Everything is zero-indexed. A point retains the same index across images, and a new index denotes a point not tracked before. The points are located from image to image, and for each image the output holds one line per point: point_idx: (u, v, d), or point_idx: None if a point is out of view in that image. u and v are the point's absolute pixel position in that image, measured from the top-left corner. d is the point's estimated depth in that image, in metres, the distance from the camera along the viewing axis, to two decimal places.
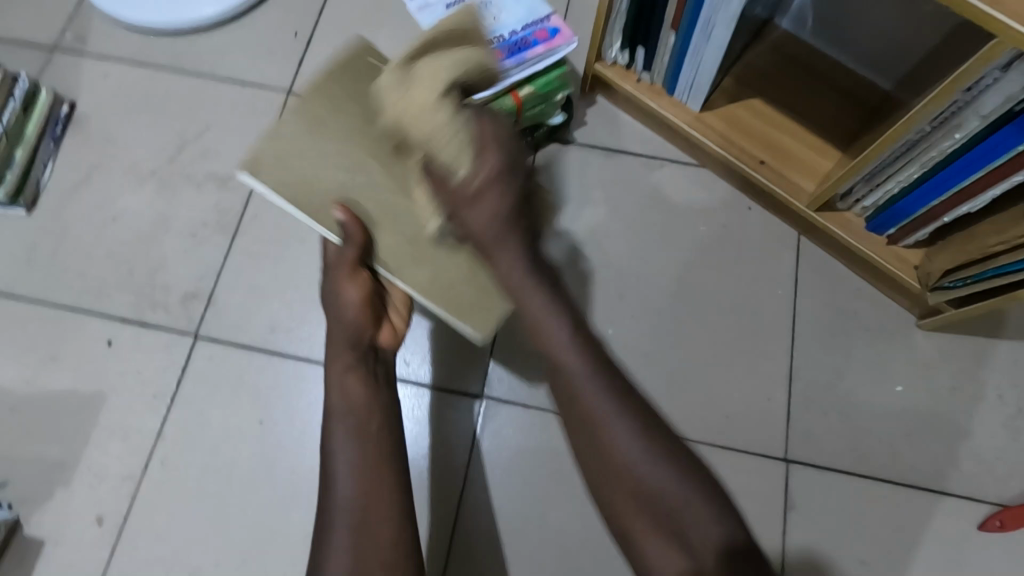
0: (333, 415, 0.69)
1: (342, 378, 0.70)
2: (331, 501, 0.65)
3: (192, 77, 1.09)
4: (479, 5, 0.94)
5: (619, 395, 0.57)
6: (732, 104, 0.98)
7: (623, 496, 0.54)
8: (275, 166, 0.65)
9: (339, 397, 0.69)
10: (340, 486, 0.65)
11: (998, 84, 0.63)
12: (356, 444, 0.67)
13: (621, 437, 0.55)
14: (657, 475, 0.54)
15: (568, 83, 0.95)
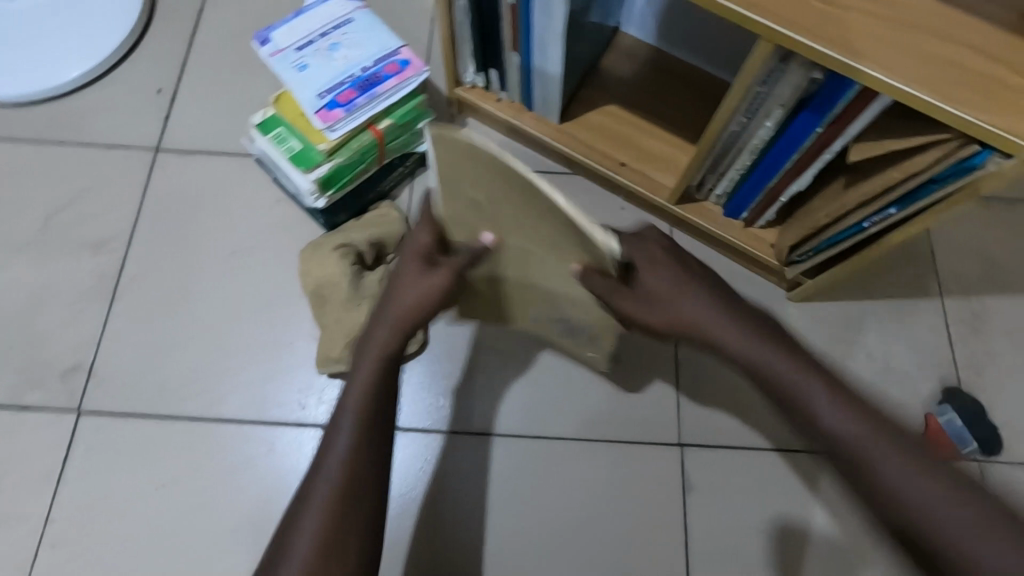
0: (337, 423, 0.62)
1: (367, 387, 0.64)
2: (317, 481, 0.59)
3: (54, 145, 1.07)
4: (327, 47, 0.95)
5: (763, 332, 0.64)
6: (591, 112, 1.02)
7: (866, 476, 0.56)
8: (451, 153, 0.61)
9: (349, 412, 0.62)
10: (313, 505, 0.57)
11: (783, 76, 0.67)
12: (342, 455, 0.60)
13: (827, 415, 0.59)
14: (842, 424, 0.58)
15: (426, 111, 0.97)
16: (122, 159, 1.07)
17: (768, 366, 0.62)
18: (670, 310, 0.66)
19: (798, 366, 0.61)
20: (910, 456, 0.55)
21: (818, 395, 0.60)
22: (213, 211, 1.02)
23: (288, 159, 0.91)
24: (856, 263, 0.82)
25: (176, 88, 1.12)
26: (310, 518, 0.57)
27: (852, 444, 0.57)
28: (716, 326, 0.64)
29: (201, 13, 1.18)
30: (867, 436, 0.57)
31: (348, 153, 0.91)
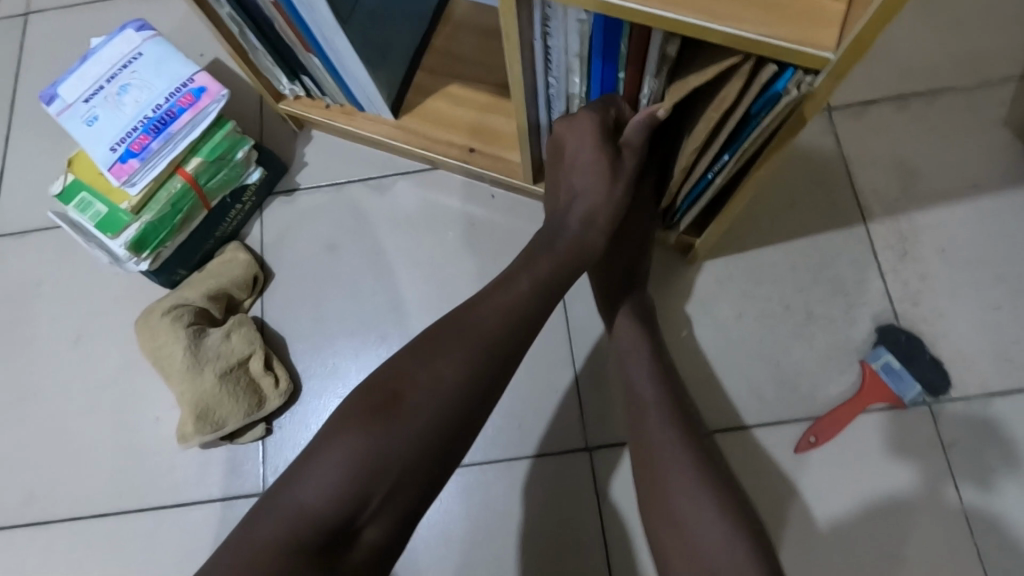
0: (494, 296, 0.58)
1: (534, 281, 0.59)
2: (415, 387, 0.52)
3: None
4: (117, 90, 0.83)
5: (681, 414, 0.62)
6: (428, 98, 0.90)
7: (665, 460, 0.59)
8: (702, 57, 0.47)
9: (526, 290, 0.58)
10: (451, 358, 0.53)
11: (559, 24, 0.55)
12: (492, 336, 0.55)
13: (657, 418, 0.62)
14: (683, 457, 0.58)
15: (241, 139, 0.87)
16: None
17: (644, 402, 0.64)
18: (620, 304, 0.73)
19: (683, 439, 0.60)
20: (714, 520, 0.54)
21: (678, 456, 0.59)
22: (60, 293, 0.95)
23: (94, 226, 0.81)
24: (729, 215, 0.71)
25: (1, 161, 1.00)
26: (430, 373, 0.53)
27: (676, 488, 0.57)
28: (643, 360, 0.67)
29: (15, 64, 1.05)
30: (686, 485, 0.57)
31: (157, 207, 0.82)
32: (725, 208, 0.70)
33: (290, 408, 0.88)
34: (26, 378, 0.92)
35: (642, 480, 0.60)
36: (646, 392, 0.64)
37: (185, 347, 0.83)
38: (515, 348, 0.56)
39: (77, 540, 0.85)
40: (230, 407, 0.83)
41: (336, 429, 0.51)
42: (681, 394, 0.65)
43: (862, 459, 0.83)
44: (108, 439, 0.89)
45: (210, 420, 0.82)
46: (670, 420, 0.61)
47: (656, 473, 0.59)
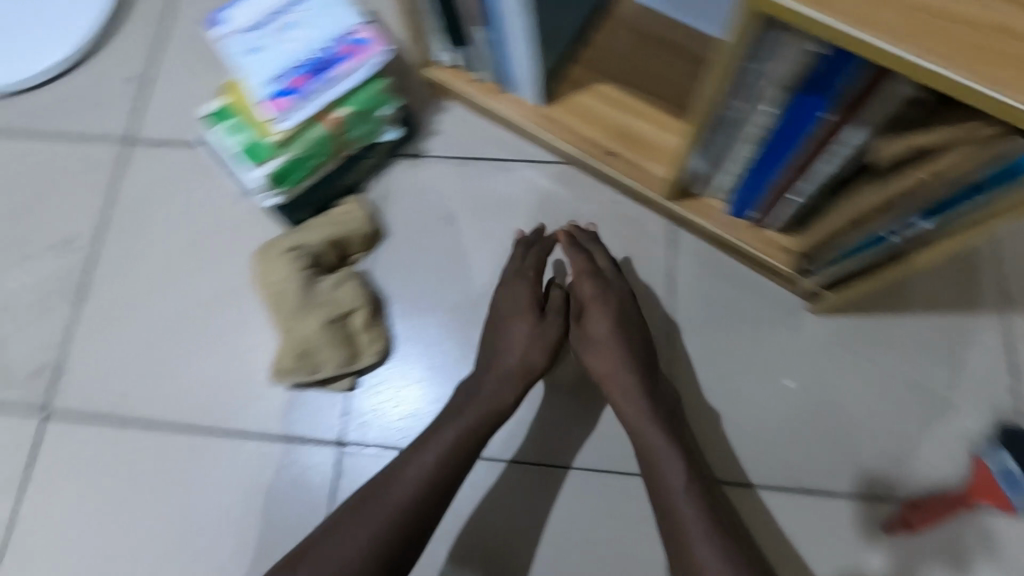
0: (413, 459, 0.70)
1: (442, 454, 0.70)
2: (330, 547, 0.62)
3: (32, 139, 1.03)
4: (281, 27, 0.86)
5: (693, 478, 0.70)
6: (577, 91, 0.88)
7: (676, 513, 0.68)
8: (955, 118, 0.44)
9: (430, 457, 0.70)
10: (354, 526, 0.64)
11: (777, 52, 0.53)
12: (401, 496, 0.67)
13: (670, 471, 0.70)
14: (691, 513, 0.67)
15: (388, 97, 0.87)
16: (89, 151, 1.01)
17: (661, 473, 0.71)
18: (617, 393, 0.77)
19: (695, 501, 0.68)
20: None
21: (688, 514, 0.67)
22: (181, 210, 0.98)
23: (239, 153, 0.85)
24: (885, 277, 0.68)
25: (148, 72, 1.04)
26: (339, 538, 0.63)
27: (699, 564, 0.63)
28: (664, 447, 0.72)
29: None
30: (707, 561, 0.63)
31: (299, 147, 0.83)
32: (881, 270, 0.68)
33: (377, 368, 0.89)
34: (137, 284, 0.96)
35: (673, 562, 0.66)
36: (659, 456, 0.72)
37: (303, 287, 0.85)
38: (424, 506, 0.67)
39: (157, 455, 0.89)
40: (330, 355, 0.85)
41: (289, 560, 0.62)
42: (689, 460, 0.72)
43: (950, 553, 0.79)
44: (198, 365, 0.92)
45: (310, 364, 0.84)
46: (690, 499, 0.68)
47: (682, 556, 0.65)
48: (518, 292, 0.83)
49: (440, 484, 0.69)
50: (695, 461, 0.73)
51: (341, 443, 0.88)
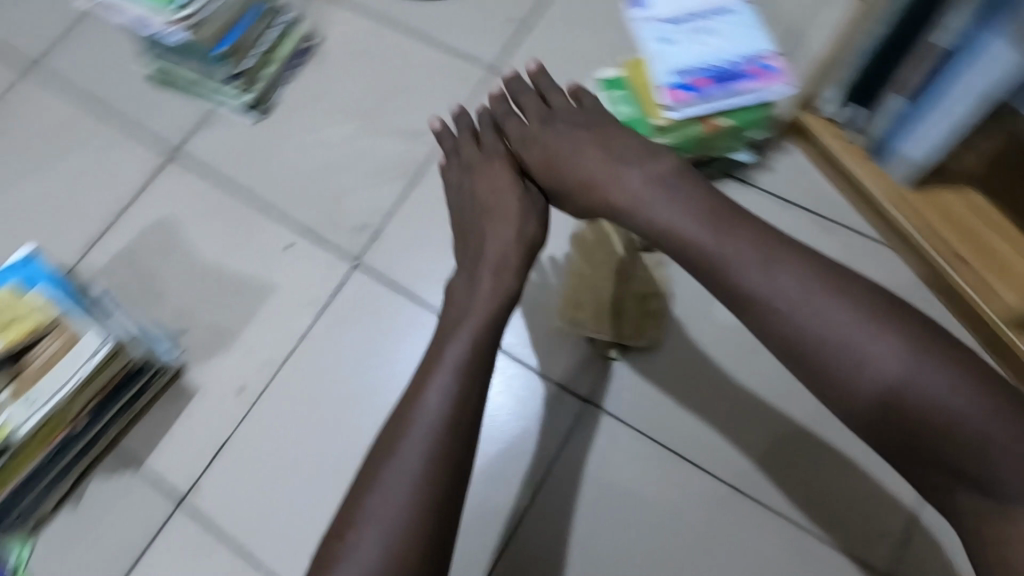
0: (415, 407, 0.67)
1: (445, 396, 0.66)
2: (376, 513, 0.62)
3: (420, 41, 1.20)
4: (698, 30, 0.94)
5: (864, 342, 0.59)
6: (944, 188, 0.92)
7: (959, 428, 0.56)
8: None
9: (440, 392, 0.67)
10: (382, 490, 0.63)
11: None
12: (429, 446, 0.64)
13: (923, 376, 0.57)
14: (975, 409, 0.55)
15: (763, 124, 0.94)
16: (461, 67, 1.17)
17: (844, 375, 0.60)
18: (732, 271, 0.65)
19: (981, 390, 0.56)
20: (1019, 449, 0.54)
21: (963, 408, 0.56)
22: None
23: (618, 122, 0.93)
24: None
25: (531, 19, 1.18)
26: (375, 509, 0.62)
27: (957, 420, 0.56)
28: (884, 352, 0.58)
29: None
30: (965, 411, 0.56)
31: (674, 138, 0.90)
32: None
33: (644, 353, 0.96)
34: None
35: (873, 432, 0.60)
36: (890, 368, 0.58)
37: (618, 268, 0.96)
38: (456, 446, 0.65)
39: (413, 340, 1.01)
40: (621, 325, 0.94)
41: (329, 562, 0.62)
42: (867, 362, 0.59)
43: None
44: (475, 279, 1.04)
45: (602, 325, 0.94)
46: (933, 367, 0.57)
47: (886, 403, 0.58)
48: (499, 176, 0.82)
49: (461, 385, 0.67)
50: (853, 343, 0.60)
51: (588, 403, 0.94)
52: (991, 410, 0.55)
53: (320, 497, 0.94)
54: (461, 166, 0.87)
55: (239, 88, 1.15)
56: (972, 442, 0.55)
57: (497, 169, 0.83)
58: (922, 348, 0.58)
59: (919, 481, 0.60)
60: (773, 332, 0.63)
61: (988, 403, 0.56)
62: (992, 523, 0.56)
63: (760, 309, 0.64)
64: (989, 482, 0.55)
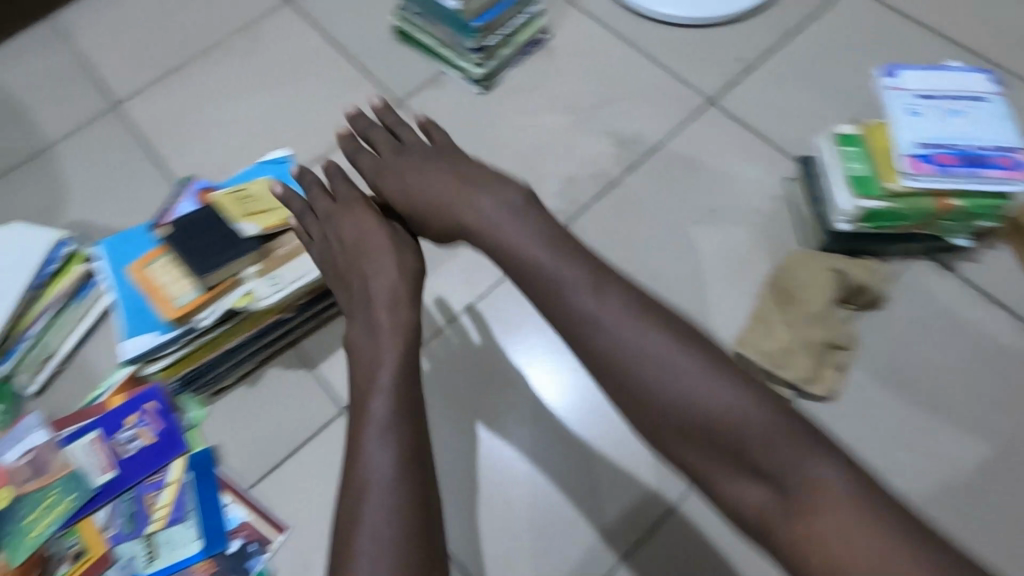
0: (361, 435, 0.68)
1: (387, 426, 0.69)
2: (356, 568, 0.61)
3: (644, 55, 1.28)
4: (948, 109, 0.95)
5: (711, 372, 0.62)
6: None
7: (785, 442, 0.58)
8: None
9: (384, 450, 0.67)
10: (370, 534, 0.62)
11: None
12: (388, 475, 0.66)
13: (732, 396, 0.61)
14: (755, 428, 0.59)
15: (997, 214, 0.95)
16: (678, 91, 1.24)
17: (696, 459, 0.61)
18: (588, 366, 0.67)
19: (764, 429, 0.59)
20: (822, 458, 0.57)
21: (777, 454, 0.58)
22: (718, 178, 1.17)
23: (849, 178, 0.96)
24: None
25: (754, 62, 1.25)
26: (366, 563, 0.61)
27: (815, 480, 0.56)
28: (708, 378, 0.62)
29: (811, 13, 1.28)
30: (758, 426, 0.59)
31: (906, 205, 0.93)
32: None
33: (816, 402, 0.95)
34: (653, 206, 1.17)
35: (749, 477, 0.59)
36: (724, 398, 0.61)
37: (821, 305, 0.95)
38: (410, 494, 0.65)
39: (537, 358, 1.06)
40: (801, 367, 0.93)
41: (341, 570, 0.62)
42: (667, 415, 0.62)
43: None
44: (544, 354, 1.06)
45: (787, 359, 0.93)
46: (776, 458, 0.58)
47: (691, 431, 0.61)
48: (364, 219, 0.82)
49: (398, 447, 0.68)
50: (687, 426, 0.61)
51: None
52: (746, 399, 0.60)
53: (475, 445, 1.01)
54: (321, 217, 0.87)
55: (476, 61, 1.24)
56: (836, 497, 0.55)
57: (369, 228, 0.81)
58: (717, 361, 0.63)
59: (760, 516, 0.58)
60: (673, 433, 0.62)
61: (785, 425, 0.59)
62: (808, 521, 0.55)
63: (585, 334, 0.67)
64: (813, 483, 0.56)
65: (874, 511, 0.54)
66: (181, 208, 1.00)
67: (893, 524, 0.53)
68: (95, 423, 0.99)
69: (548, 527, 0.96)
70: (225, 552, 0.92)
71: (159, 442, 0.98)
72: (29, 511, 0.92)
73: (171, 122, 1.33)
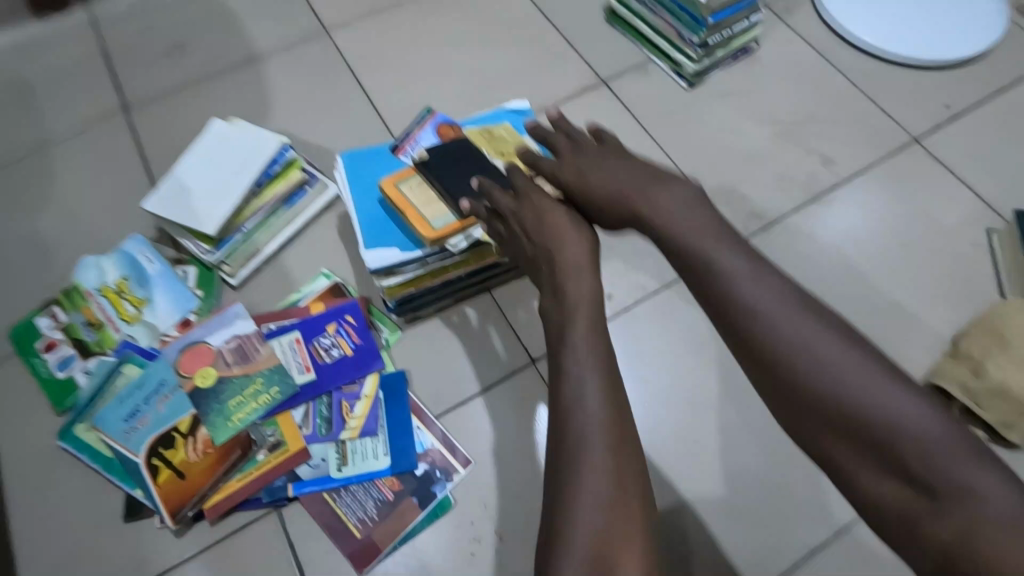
0: (561, 377, 0.61)
1: (587, 375, 0.60)
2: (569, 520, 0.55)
3: (851, 83, 1.30)
4: None
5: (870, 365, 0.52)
6: None
7: (941, 436, 0.47)
8: None
9: (590, 394, 0.59)
10: (582, 490, 0.55)
11: None
12: (589, 428, 0.58)
13: (891, 398, 0.50)
14: (912, 422, 0.48)
15: None
16: (883, 124, 1.26)
17: (841, 440, 0.50)
18: (742, 316, 0.56)
19: (920, 417, 0.48)
20: (983, 465, 0.46)
21: (934, 441, 0.47)
22: (918, 214, 1.18)
23: None
24: None
25: (961, 111, 1.27)
26: (586, 513, 0.54)
27: (981, 491, 0.45)
28: (853, 368, 0.51)
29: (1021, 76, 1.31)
30: (923, 427, 0.48)
31: None
32: None
33: (1004, 446, 0.98)
34: (851, 227, 1.17)
35: (889, 469, 0.48)
36: (870, 399, 0.50)
37: None
38: (613, 443, 0.57)
39: (669, 393, 1.05)
40: (1008, 411, 0.94)
41: (553, 543, 0.55)
42: (814, 388, 0.52)
43: None
44: (674, 391, 1.05)
45: (994, 403, 0.94)
46: (941, 444, 0.47)
47: (845, 414, 0.50)
48: (551, 206, 0.71)
49: (607, 394, 0.60)
50: (841, 405, 0.51)
51: None
52: (902, 403, 0.49)
53: (653, 422, 1.02)
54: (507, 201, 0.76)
55: (694, 57, 1.26)
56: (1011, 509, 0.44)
57: (547, 201, 0.71)
58: (848, 334, 0.54)
59: (899, 518, 0.48)
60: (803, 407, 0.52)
61: (951, 424, 0.48)
62: (964, 529, 0.45)
63: (721, 297, 0.58)
64: (972, 502, 0.45)
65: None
66: (421, 137, 1.03)
67: None
68: (298, 324, 1.02)
69: (720, 515, 0.96)
70: (413, 472, 0.94)
71: (357, 355, 1.00)
72: (233, 395, 0.95)
73: (377, 54, 1.36)
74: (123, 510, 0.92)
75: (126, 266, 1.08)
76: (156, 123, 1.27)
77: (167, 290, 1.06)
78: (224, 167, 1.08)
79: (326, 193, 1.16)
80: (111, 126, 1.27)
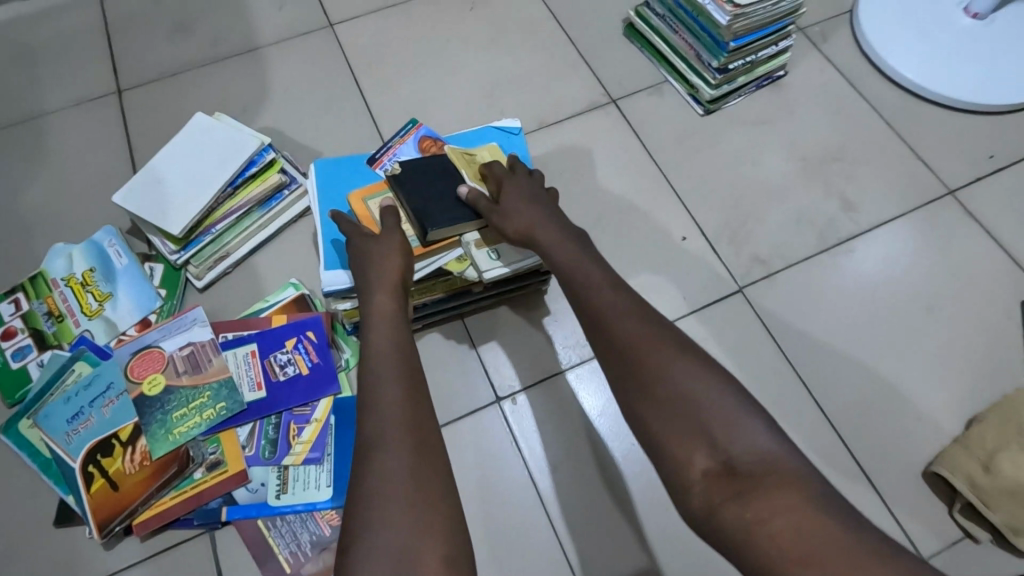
0: (373, 379, 0.65)
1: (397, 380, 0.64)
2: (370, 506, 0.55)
3: (886, 123, 1.19)
4: None
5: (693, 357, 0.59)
6: None
7: (739, 408, 0.54)
8: None
9: (395, 391, 0.63)
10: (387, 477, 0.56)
11: None
12: (397, 417, 0.61)
13: (707, 382, 0.56)
14: (718, 397, 0.55)
15: None
16: (915, 171, 1.14)
17: (665, 416, 0.56)
18: (599, 311, 0.64)
19: (732, 396, 0.56)
20: (767, 430, 0.53)
21: (736, 413, 0.54)
22: (943, 275, 1.06)
23: None
24: None
25: (1006, 164, 1.14)
26: (385, 499, 0.55)
27: (773, 462, 0.51)
28: (683, 361, 0.58)
29: None
30: (726, 406, 0.55)
31: None
32: None
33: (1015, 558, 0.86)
34: (865, 283, 1.06)
35: (706, 449, 0.53)
36: (689, 379, 0.57)
37: None
38: (413, 440, 0.59)
39: (631, 443, 0.96)
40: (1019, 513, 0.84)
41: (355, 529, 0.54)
42: (649, 370, 0.58)
43: None
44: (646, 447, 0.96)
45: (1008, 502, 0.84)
46: (749, 420, 0.54)
47: (674, 401, 0.56)
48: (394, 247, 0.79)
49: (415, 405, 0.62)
50: (672, 387, 0.56)
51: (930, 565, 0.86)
52: (714, 382, 0.56)
53: (618, 479, 0.94)
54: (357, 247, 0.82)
55: (713, 82, 1.16)
56: (795, 481, 0.49)
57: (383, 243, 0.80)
58: (693, 348, 0.59)
59: (709, 493, 0.51)
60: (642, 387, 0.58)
61: (747, 401, 0.55)
62: (759, 488, 0.49)
63: (584, 297, 0.67)
64: (763, 460, 0.51)
65: (843, 535, 0.45)
66: (401, 151, 0.97)
67: (846, 506, 0.47)
68: (256, 336, 0.97)
69: None
70: None
71: (313, 374, 0.95)
72: (178, 406, 0.91)
73: (379, 53, 1.30)
74: (55, 515, 0.89)
75: (93, 258, 1.05)
76: (147, 108, 1.24)
77: (131, 286, 1.04)
78: (200, 162, 1.03)
79: (305, 197, 1.11)
80: (102, 108, 1.24)
